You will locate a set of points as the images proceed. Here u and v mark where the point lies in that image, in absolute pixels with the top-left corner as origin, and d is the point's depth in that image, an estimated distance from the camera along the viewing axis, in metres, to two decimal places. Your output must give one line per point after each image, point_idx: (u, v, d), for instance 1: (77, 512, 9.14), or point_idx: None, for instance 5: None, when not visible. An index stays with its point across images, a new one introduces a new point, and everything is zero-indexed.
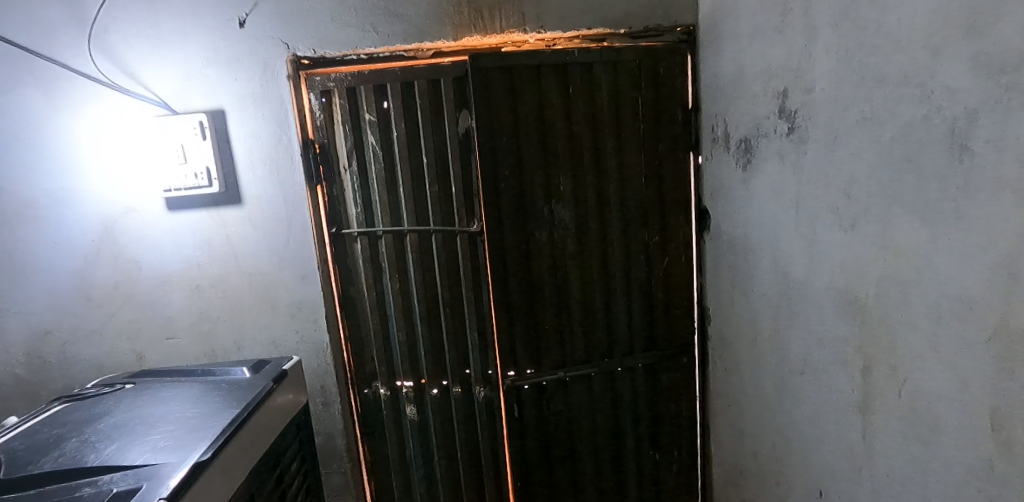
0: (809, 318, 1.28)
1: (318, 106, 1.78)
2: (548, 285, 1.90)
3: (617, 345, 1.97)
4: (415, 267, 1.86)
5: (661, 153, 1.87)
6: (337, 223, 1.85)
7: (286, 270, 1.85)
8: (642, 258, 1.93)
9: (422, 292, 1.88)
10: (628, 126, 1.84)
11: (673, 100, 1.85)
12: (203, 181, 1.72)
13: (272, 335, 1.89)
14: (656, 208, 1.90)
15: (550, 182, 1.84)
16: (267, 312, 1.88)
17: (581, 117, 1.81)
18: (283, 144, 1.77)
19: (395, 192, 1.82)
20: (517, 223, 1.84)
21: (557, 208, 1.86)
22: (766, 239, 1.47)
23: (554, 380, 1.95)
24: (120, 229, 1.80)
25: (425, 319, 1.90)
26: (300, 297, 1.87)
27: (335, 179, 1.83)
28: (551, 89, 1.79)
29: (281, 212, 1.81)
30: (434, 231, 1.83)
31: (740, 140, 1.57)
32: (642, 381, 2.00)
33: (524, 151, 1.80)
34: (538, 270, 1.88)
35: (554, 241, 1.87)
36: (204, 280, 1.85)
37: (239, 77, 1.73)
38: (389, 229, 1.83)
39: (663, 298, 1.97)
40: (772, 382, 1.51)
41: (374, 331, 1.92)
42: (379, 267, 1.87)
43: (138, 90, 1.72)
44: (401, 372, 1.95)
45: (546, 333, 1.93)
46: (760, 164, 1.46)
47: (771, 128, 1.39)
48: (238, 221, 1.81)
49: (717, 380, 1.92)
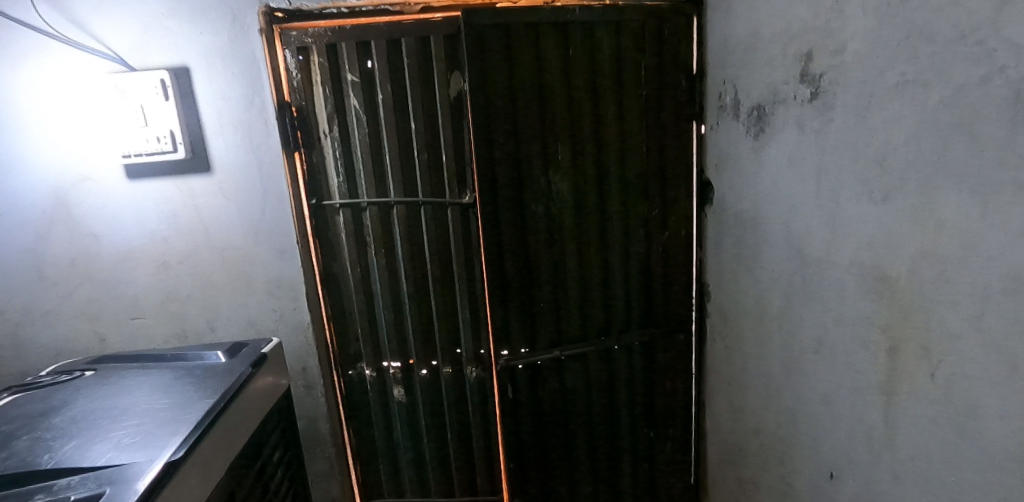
0: (827, 295, 1.22)
1: (294, 65, 1.62)
2: (543, 261, 1.80)
3: (614, 322, 1.90)
4: (403, 242, 1.75)
5: (664, 121, 1.77)
6: (317, 194, 1.72)
7: (262, 244, 1.71)
8: (642, 232, 1.84)
9: (410, 268, 1.78)
10: (629, 93, 1.73)
11: (677, 66, 1.74)
12: (167, 145, 1.56)
13: (248, 315, 1.76)
14: (656, 181, 1.82)
15: (547, 151, 1.72)
16: (242, 290, 1.74)
17: (581, 83, 1.70)
18: (256, 107, 1.61)
19: (381, 161, 1.69)
20: (513, 195, 1.72)
21: (555, 179, 1.75)
22: (778, 213, 1.40)
23: (549, 359, 1.87)
24: (75, 199, 1.62)
25: (414, 297, 1.80)
26: (278, 274, 1.74)
27: (314, 147, 1.68)
28: (549, 50, 1.66)
29: (256, 181, 1.66)
30: (423, 203, 1.72)
31: (753, 108, 1.48)
32: (639, 359, 1.95)
33: (520, 117, 1.68)
34: (534, 245, 1.78)
35: (552, 214, 1.77)
36: (171, 256, 1.69)
37: (205, 31, 1.55)
38: (374, 201, 1.71)
39: (661, 274, 1.90)
40: (779, 361, 1.46)
41: (359, 310, 1.81)
42: (364, 242, 1.75)
43: (89, 43, 1.53)
44: (388, 353, 1.85)
45: (542, 311, 1.83)
46: (776, 133, 1.38)
47: (790, 94, 1.31)
48: (207, 191, 1.65)
49: (716, 357, 1.87)
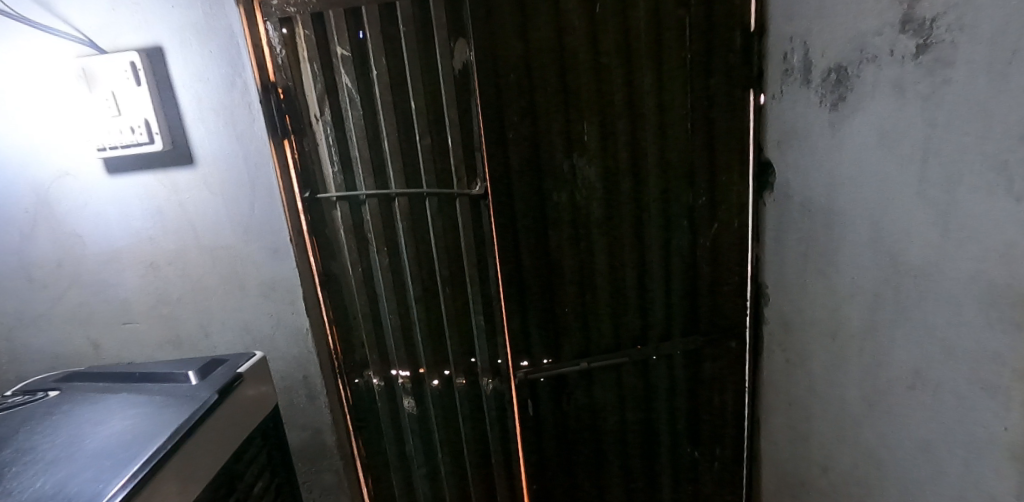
0: (930, 314, 0.96)
1: (277, 40, 1.41)
2: (568, 261, 1.55)
3: (652, 329, 1.65)
4: (406, 239, 1.53)
5: (713, 91, 1.49)
6: (311, 186, 1.53)
7: (254, 243, 1.54)
8: (685, 223, 1.58)
9: (416, 269, 1.56)
10: (671, 58, 1.45)
11: (730, 22, 1.45)
12: (142, 136, 1.40)
13: (243, 320, 1.61)
14: (703, 162, 1.54)
15: (571, 131, 1.45)
16: (235, 293, 1.59)
17: (611, 47, 1.41)
18: (237, 90, 1.42)
19: (379, 147, 1.48)
20: (531, 183, 1.48)
21: (581, 163, 1.48)
22: (863, 204, 1.10)
23: (576, 372, 1.64)
24: (55, 197, 1.50)
25: (421, 301, 1.59)
26: (272, 276, 1.57)
27: (305, 133, 1.48)
28: (572, 8, 1.37)
29: (243, 173, 1.48)
30: (428, 194, 1.48)
31: (830, 69, 1.17)
32: (681, 370, 1.70)
33: (538, 92, 1.42)
34: (557, 242, 1.53)
35: (578, 206, 1.51)
36: (158, 256, 1.56)
37: (177, 4, 1.37)
38: (373, 192, 1.49)
39: (709, 272, 1.63)
40: (857, 389, 1.20)
41: (363, 314, 1.62)
42: (365, 239, 1.56)
43: (56, 25, 1.38)
44: (397, 361, 1.67)
45: (567, 317, 1.60)
46: (862, 101, 1.07)
47: (883, 49, 1.00)
48: (191, 186, 1.50)
49: (775, 370, 1.60)
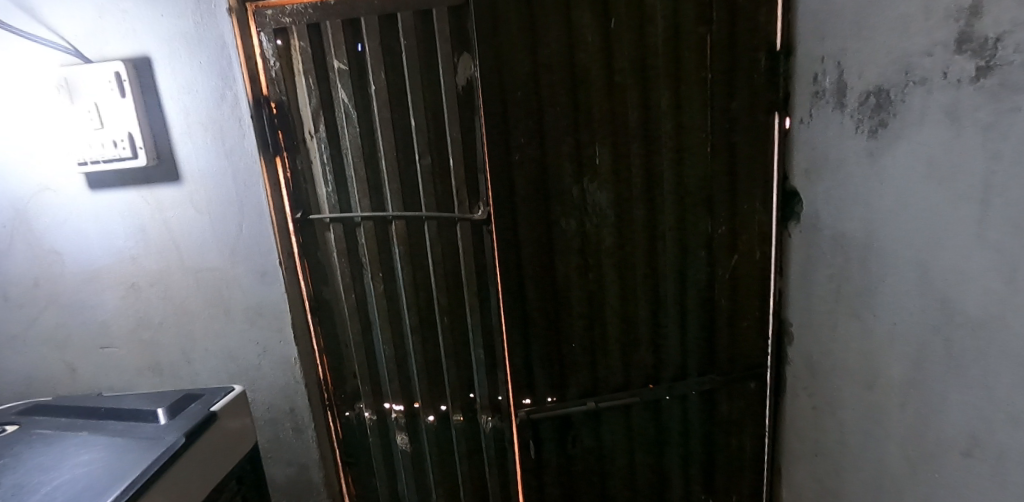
0: (992, 374, 0.84)
1: (271, 51, 1.33)
2: (576, 292, 1.43)
3: (666, 366, 1.53)
4: (403, 264, 1.43)
5: (735, 113, 1.39)
6: (303, 206, 1.43)
7: (241, 265, 1.45)
8: (703, 254, 1.47)
9: (412, 297, 1.46)
10: (691, 77, 1.35)
11: (753, 41, 1.36)
12: (125, 150, 1.31)
13: (228, 346, 1.51)
14: (723, 189, 1.44)
15: (582, 153, 1.35)
16: (219, 318, 1.49)
17: (626, 65, 1.31)
18: (228, 103, 1.34)
19: (376, 167, 1.38)
20: (537, 209, 1.37)
21: (591, 189, 1.37)
22: (908, 243, 0.98)
23: (582, 412, 1.51)
24: (34, 212, 1.42)
25: (417, 332, 1.48)
26: (260, 301, 1.47)
27: (299, 150, 1.40)
28: (585, 23, 1.28)
29: (231, 191, 1.39)
30: (426, 218, 1.38)
31: (868, 92, 1.06)
32: (696, 410, 1.58)
33: (546, 111, 1.32)
34: (564, 272, 1.42)
35: (588, 234, 1.40)
36: (140, 277, 1.47)
37: (167, 12, 1.29)
38: (368, 215, 1.40)
39: (727, 305, 1.52)
40: (897, 447, 1.08)
41: (355, 344, 1.52)
42: (360, 264, 1.46)
43: (40, 32, 1.31)
44: (390, 395, 1.55)
45: (573, 353, 1.48)
46: (907, 128, 0.96)
47: (934, 71, 0.89)
48: (176, 203, 1.41)
49: (799, 415, 1.48)
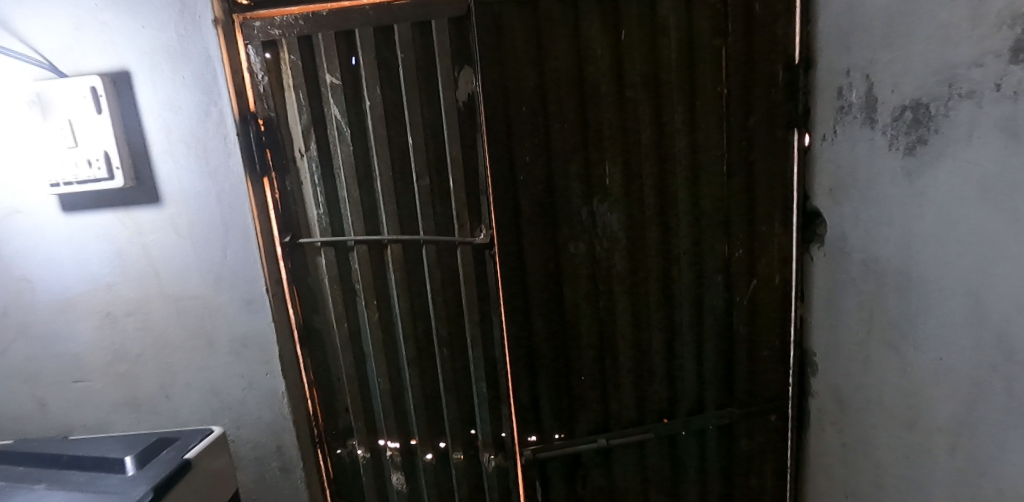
0: None
1: (259, 65, 1.25)
2: (586, 321, 1.34)
3: (681, 399, 1.43)
4: (399, 291, 1.33)
5: (753, 129, 1.31)
6: (292, 228, 1.34)
7: (225, 293, 1.34)
8: (720, 279, 1.38)
9: (409, 326, 1.36)
10: (706, 92, 1.27)
11: (771, 54, 1.28)
12: (101, 171, 1.22)
13: (210, 380, 1.40)
14: (740, 209, 1.35)
15: (591, 172, 1.26)
16: (202, 350, 1.38)
17: (637, 79, 1.24)
18: (212, 120, 1.25)
19: (371, 188, 1.30)
20: (544, 232, 1.28)
21: (601, 211, 1.28)
22: (956, 270, 0.90)
23: (593, 450, 1.40)
24: (4, 237, 1.32)
25: (414, 363, 1.38)
26: (245, 332, 1.36)
27: (288, 170, 1.31)
28: (593, 35, 1.21)
29: (215, 214, 1.29)
30: (424, 242, 1.29)
31: (903, 107, 0.98)
32: (714, 446, 1.47)
33: (553, 128, 1.24)
34: (573, 299, 1.32)
35: (597, 258, 1.31)
36: (117, 306, 1.36)
37: (148, 24, 1.21)
38: (362, 238, 1.30)
39: (745, 333, 1.43)
40: (944, 495, 0.98)
41: (348, 377, 1.41)
42: (354, 290, 1.37)
43: (13, 46, 1.22)
44: (385, 431, 1.44)
45: (583, 386, 1.38)
46: (950, 145, 0.88)
47: (982, 83, 0.81)
48: (156, 227, 1.31)
49: (825, 452, 1.37)
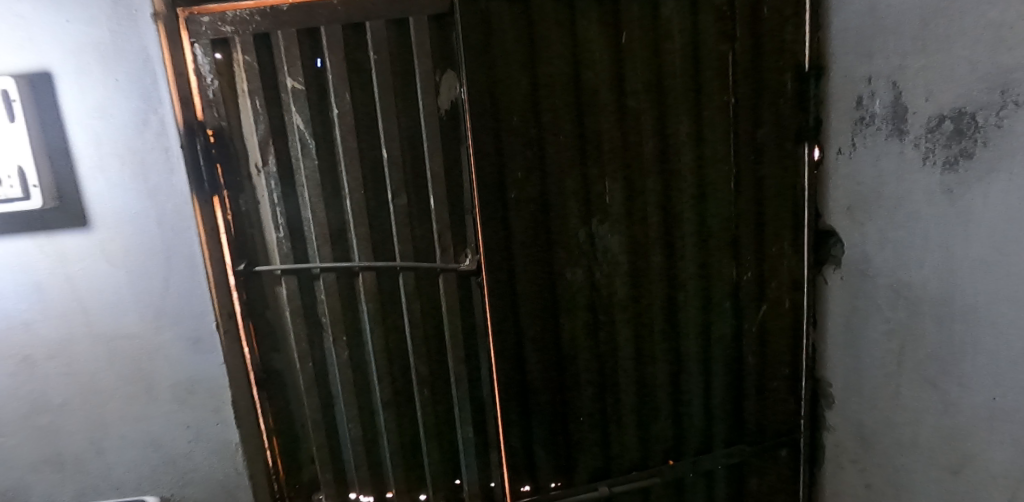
0: None
1: (209, 67, 1.08)
2: (585, 355, 1.20)
3: (689, 438, 1.30)
4: (373, 326, 1.17)
5: (762, 141, 1.20)
6: (247, 255, 1.16)
7: (167, 331, 1.15)
8: (728, 305, 1.26)
9: (384, 365, 1.19)
10: (712, 101, 1.16)
11: (781, 60, 1.18)
12: (16, 190, 1.05)
13: (150, 432, 1.20)
14: (749, 229, 1.24)
15: (589, 190, 1.13)
16: (139, 397, 1.18)
17: (639, 86, 1.12)
18: (151, 130, 1.07)
19: (340, 208, 1.13)
20: (538, 257, 1.14)
21: (601, 232, 1.15)
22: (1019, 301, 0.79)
23: (594, 499, 1.25)
24: None
25: (391, 407, 1.21)
26: (191, 375, 1.18)
27: (243, 188, 1.13)
28: (591, 37, 1.08)
29: (155, 239, 1.11)
30: (401, 269, 1.13)
31: (943, 117, 0.88)
32: (723, 488, 1.34)
33: (547, 140, 1.10)
34: (570, 331, 1.18)
35: (597, 284, 1.17)
36: (35, 349, 1.15)
37: (74, 17, 1.03)
38: (329, 266, 1.14)
39: (756, 364, 1.31)
40: None
41: (313, 423, 1.23)
42: (320, 324, 1.20)
43: None
44: (357, 484, 1.27)
45: (582, 427, 1.23)
46: (1007, 160, 0.78)
47: None
48: (84, 254, 1.12)
49: (846, 492, 1.26)
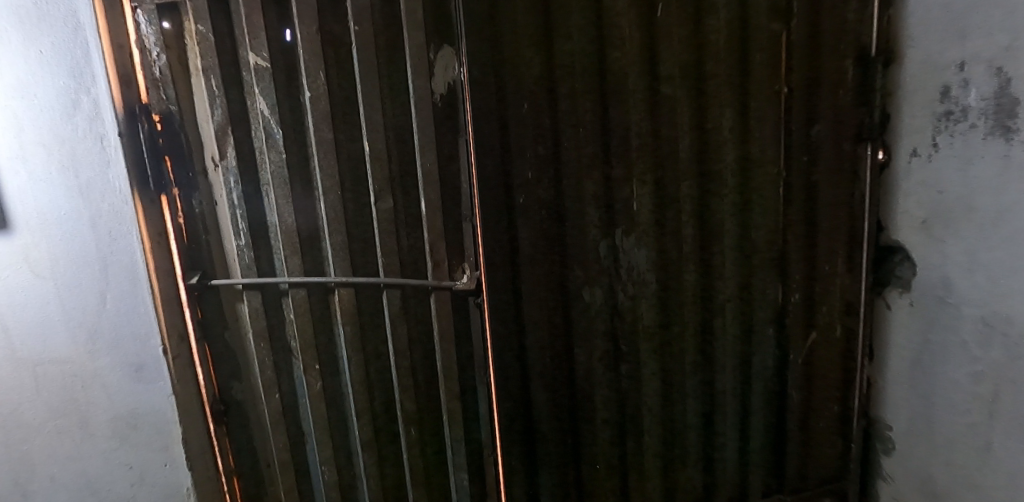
0: None
1: (154, 38, 0.88)
2: (603, 392, 1.00)
3: (721, 488, 1.11)
4: (351, 353, 0.98)
5: (819, 140, 1.00)
6: (201, 266, 0.97)
7: (104, 355, 0.96)
8: (772, 333, 1.07)
9: (364, 399, 1.00)
10: (761, 91, 0.96)
11: (844, 42, 0.98)
12: None
13: (84, 473, 1.02)
14: (800, 245, 1.04)
15: (613, 195, 0.94)
16: (72, 432, 1.00)
17: (674, 71, 0.92)
18: (83, 114, 0.88)
19: (312, 212, 0.94)
20: (549, 275, 0.95)
21: (626, 246, 0.96)
22: None
23: None
24: None
25: (371, 449, 1.02)
26: (133, 407, 0.99)
27: (196, 186, 0.94)
28: (618, 10, 0.89)
29: (88, 245, 0.92)
30: (385, 287, 0.94)
31: None
32: None
33: (563, 134, 0.91)
34: (586, 363, 0.99)
35: (619, 309, 0.98)
36: None
37: None
38: (298, 281, 0.95)
39: (801, 403, 1.11)
40: None
41: (280, 466, 1.04)
42: (288, 350, 1.01)
43: None
44: None
45: (597, 476, 1.04)
46: None
47: None
48: (6, 262, 0.94)
49: None
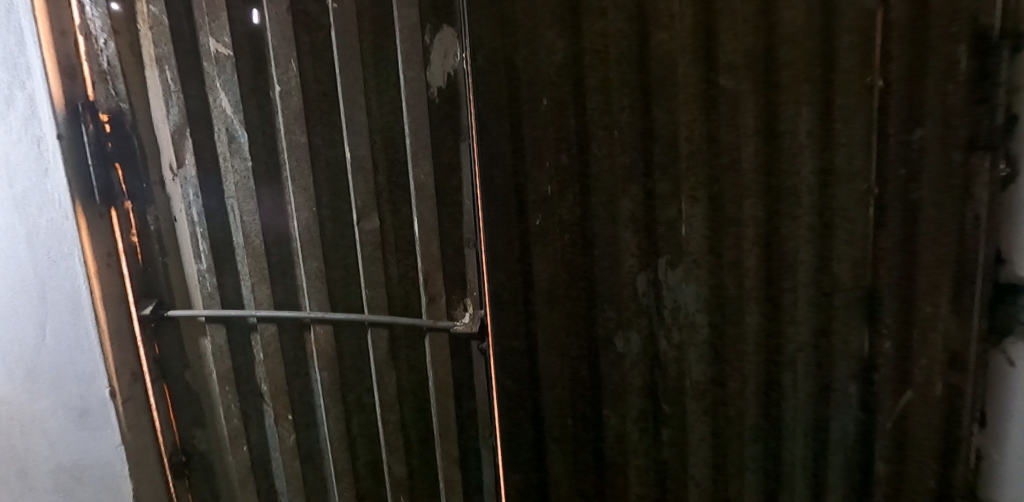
0: None
1: (101, 23, 0.74)
2: (638, 470, 0.78)
3: None
4: (329, 402, 0.81)
5: None
6: (158, 293, 0.82)
7: (45, 395, 0.83)
8: None
9: (345, 459, 0.84)
10: None
11: None
12: None
13: None
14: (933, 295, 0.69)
15: (655, 216, 0.70)
16: (16, 479, 0.88)
17: (737, 53, 0.64)
18: (19, 115, 0.76)
19: (284, 233, 0.78)
20: (571, 316, 0.74)
21: (673, 284, 0.71)
22: None
23: None
24: None
25: None
26: (78, 457, 0.84)
27: (153, 198, 0.79)
28: None
29: (25, 267, 0.80)
30: (369, 324, 0.78)
31: None
32: None
33: (592, 137, 0.69)
34: (618, 429, 0.77)
35: (660, 360, 0.74)
36: None
37: None
38: (267, 316, 0.79)
39: None
40: None
41: None
42: (257, 396, 0.84)
43: None
44: None
45: None
46: None
47: None
48: None
49: None
